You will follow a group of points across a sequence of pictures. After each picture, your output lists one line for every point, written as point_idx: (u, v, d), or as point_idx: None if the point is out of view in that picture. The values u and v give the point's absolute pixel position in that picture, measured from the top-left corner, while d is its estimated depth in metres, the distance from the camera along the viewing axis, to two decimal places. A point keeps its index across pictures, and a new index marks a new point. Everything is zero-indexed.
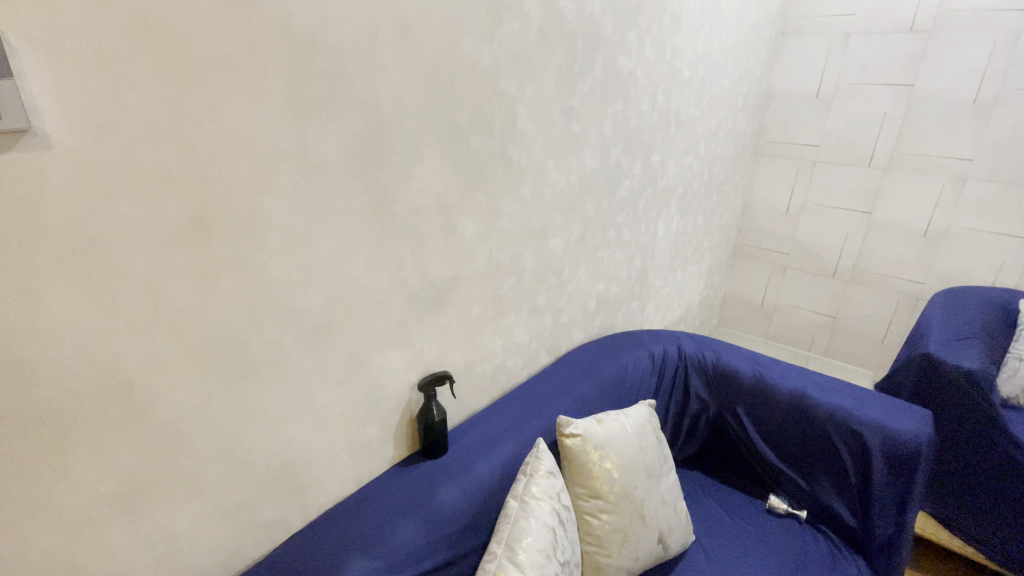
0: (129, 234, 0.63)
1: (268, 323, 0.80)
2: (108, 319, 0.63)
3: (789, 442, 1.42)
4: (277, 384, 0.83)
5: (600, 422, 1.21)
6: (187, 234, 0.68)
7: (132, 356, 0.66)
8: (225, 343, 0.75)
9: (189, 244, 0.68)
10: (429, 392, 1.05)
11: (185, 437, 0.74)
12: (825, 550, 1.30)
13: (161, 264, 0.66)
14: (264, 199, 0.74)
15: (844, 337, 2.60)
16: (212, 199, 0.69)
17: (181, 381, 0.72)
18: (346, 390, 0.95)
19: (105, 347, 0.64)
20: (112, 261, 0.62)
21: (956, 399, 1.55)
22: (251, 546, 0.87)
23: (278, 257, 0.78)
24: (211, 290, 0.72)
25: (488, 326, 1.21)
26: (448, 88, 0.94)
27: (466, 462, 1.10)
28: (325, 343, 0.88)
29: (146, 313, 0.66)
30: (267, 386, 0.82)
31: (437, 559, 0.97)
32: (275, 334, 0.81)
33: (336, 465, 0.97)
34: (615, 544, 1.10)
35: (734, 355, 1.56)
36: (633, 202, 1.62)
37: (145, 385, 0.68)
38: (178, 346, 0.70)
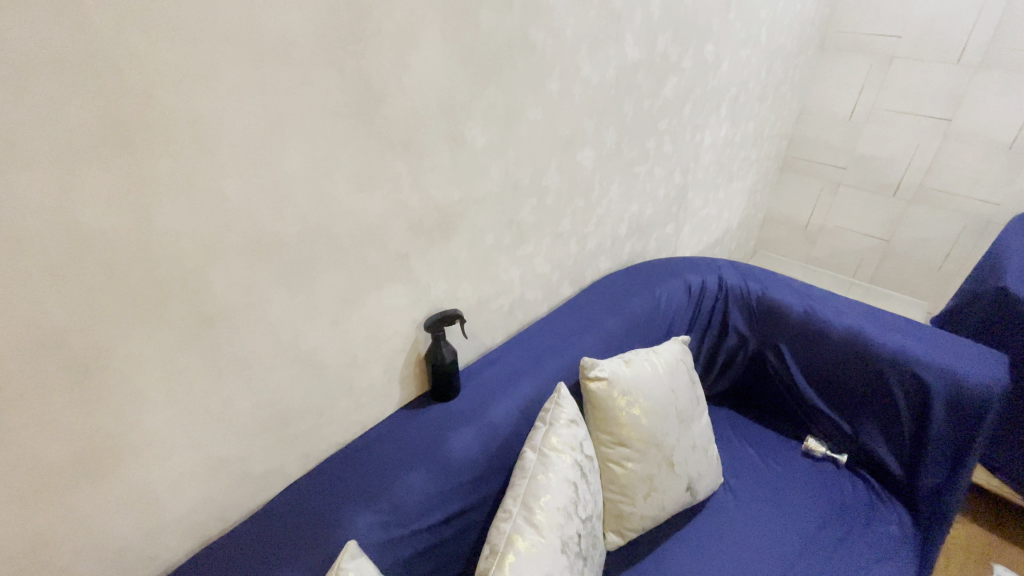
0: (21, 148, 0.47)
1: (234, 259, 0.65)
2: (18, 261, 0.49)
3: (836, 384, 1.28)
4: (253, 330, 0.71)
5: (627, 364, 1.08)
6: (105, 146, 0.51)
7: (60, 304, 0.53)
8: (181, 285, 0.62)
9: (110, 160, 0.52)
10: (438, 332, 0.93)
11: (146, 390, 0.63)
12: (864, 497, 1.22)
13: (75, 189, 0.51)
14: (206, 98, 0.56)
15: (895, 263, 2.37)
16: (132, 98, 0.52)
17: (130, 328, 0.59)
18: (341, 331, 0.82)
19: (21, 295, 0.50)
20: (4, 184, 0.47)
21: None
22: (246, 496, 0.81)
23: (236, 176, 0.62)
24: (151, 220, 0.57)
25: (505, 256, 1.05)
26: None
27: (480, 405, 0.99)
28: (311, 279, 0.74)
29: (69, 251, 0.52)
30: (241, 332, 0.70)
31: (449, 509, 0.89)
32: (244, 271, 0.67)
33: (335, 412, 0.88)
34: (640, 493, 1.02)
35: (782, 287, 1.38)
36: (678, 107, 1.37)
37: (85, 338, 0.56)
38: (118, 289, 0.57)
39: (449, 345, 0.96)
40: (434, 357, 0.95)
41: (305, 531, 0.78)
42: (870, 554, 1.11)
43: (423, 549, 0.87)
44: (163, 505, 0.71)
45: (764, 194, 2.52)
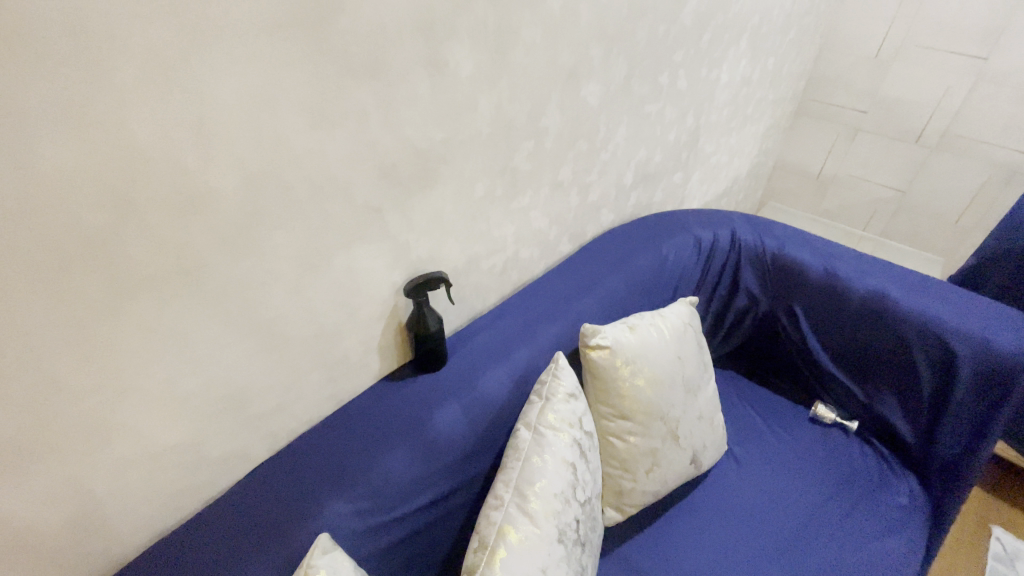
0: None
1: (157, 213, 0.52)
2: None
3: (854, 350, 1.19)
4: (193, 299, 0.59)
5: (632, 330, 0.98)
6: None
7: None
8: (89, 247, 0.49)
9: None
10: (422, 299, 0.82)
11: (58, 374, 0.52)
12: (874, 466, 1.17)
13: None
14: None
15: (908, 216, 2.25)
16: None
17: (23, 302, 0.47)
18: (305, 299, 0.70)
19: None
20: None
21: None
22: (204, 483, 0.72)
23: (146, 105, 0.48)
24: (34, 164, 0.44)
25: (497, 209, 0.92)
26: None
27: (469, 377, 0.89)
28: (262, 239, 0.62)
29: None
30: (178, 301, 0.58)
31: (435, 492, 0.81)
32: (171, 230, 0.54)
33: (304, 387, 0.78)
34: (642, 468, 0.94)
35: (801, 243, 1.26)
36: (696, 36, 1.19)
37: None
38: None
39: (434, 312, 0.85)
40: (417, 327, 0.84)
41: (272, 521, 0.70)
42: (876, 527, 1.07)
43: (407, 534, 0.80)
44: (103, 500, 0.62)
45: (775, 139, 2.33)
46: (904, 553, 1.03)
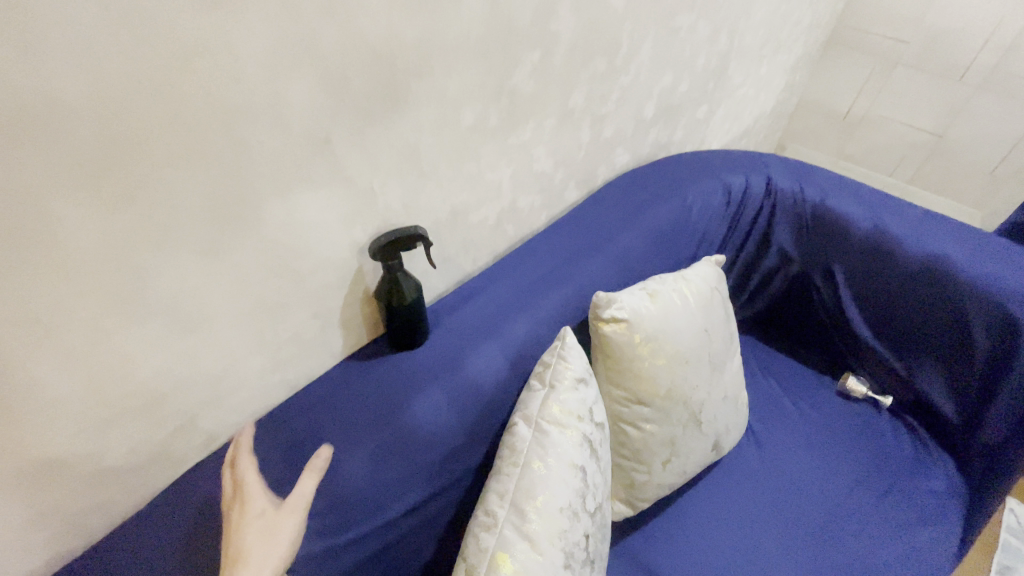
0: None
1: None
2: None
3: (897, 319, 1.04)
4: (55, 269, 0.41)
5: (653, 298, 0.81)
6: None
7: None
8: None
9: None
10: (394, 263, 0.64)
11: None
12: (907, 446, 1.06)
13: None
14: None
15: (945, 164, 1.97)
16: None
17: None
18: (231, 265, 0.52)
19: None
20: None
21: None
22: (121, 495, 0.57)
23: None
24: None
25: (491, 145, 0.72)
26: None
27: (455, 355, 0.73)
28: (151, 182, 0.43)
29: None
30: (29, 272, 0.40)
31: (415, 497, 0.67)
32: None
33: (245, 373, 0.61)
34: (658, 459, 0.81)
35: (847, 194, 1.07)
36: None
37: None
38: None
39: (411, 278, 0.67)
40: (390, 297, 0.66)
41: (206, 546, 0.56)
42: (910, 516, 0.96)
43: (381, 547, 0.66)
44: None
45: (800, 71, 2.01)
46: (939, 546, 0.93)
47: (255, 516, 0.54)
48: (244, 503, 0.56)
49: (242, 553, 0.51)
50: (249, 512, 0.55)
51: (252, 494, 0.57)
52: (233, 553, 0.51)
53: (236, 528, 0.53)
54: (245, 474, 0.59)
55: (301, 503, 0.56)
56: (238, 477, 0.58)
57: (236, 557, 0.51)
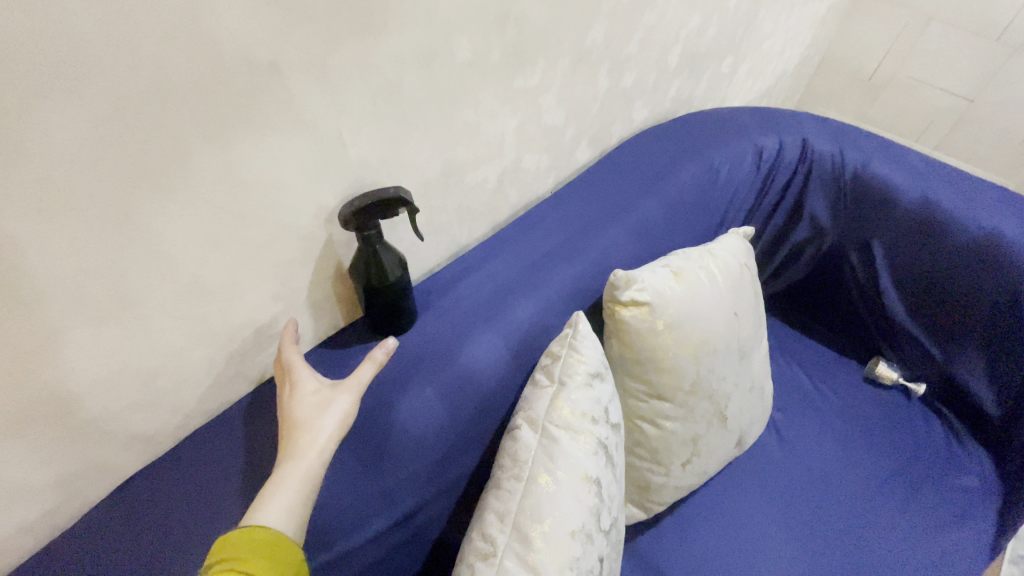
0: None
1: None
2: None
3: (939, 302, 0.93)
4: None
5: (678, 278, 0.69)
6: None
7: None
8: None
9: None
10: (372, 236, 0.52)
11: None
12: (940, 438, 0.97)
13: None
14: None
15: (998, 139, 1.57)
16: None
17: None
18: (155, 233, 0.41)
19: None
20: None
21: None
22: (40, 517, 0.47)
23: None
24: None
25: (489, 89, 0.59)
26: None
27: (448, 343, 0.62)
28: (22, 117, 0.31)
29: None
30: None
31: (400, 512, 0.56)
32: None
33: (191, 367, 0.50)
34: (678, 459, 0.71)
35: (894, 159, 0.94)
36: None
37: None
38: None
39: (394, 252, 0.55)
40: (370, 277, 0.55)
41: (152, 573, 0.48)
42: (945, 516, 0.88)
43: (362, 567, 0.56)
44: None
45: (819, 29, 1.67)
46: (977, 548, 0.85)
47: (305, 393, 0.50)
48: (292, 378, 0.51)
49: (295, 431, 0.48)
50: (300, 386, 0.51)
51: (299, 367, 0.52)
52: (288, 430, 0.49)
53: (288, 404, 0.50)
54: (290, 346, 0.53)
55: (355, 384, 0.52)
56: (283, 346, 0.53)
57: (290, 435, 0.48)
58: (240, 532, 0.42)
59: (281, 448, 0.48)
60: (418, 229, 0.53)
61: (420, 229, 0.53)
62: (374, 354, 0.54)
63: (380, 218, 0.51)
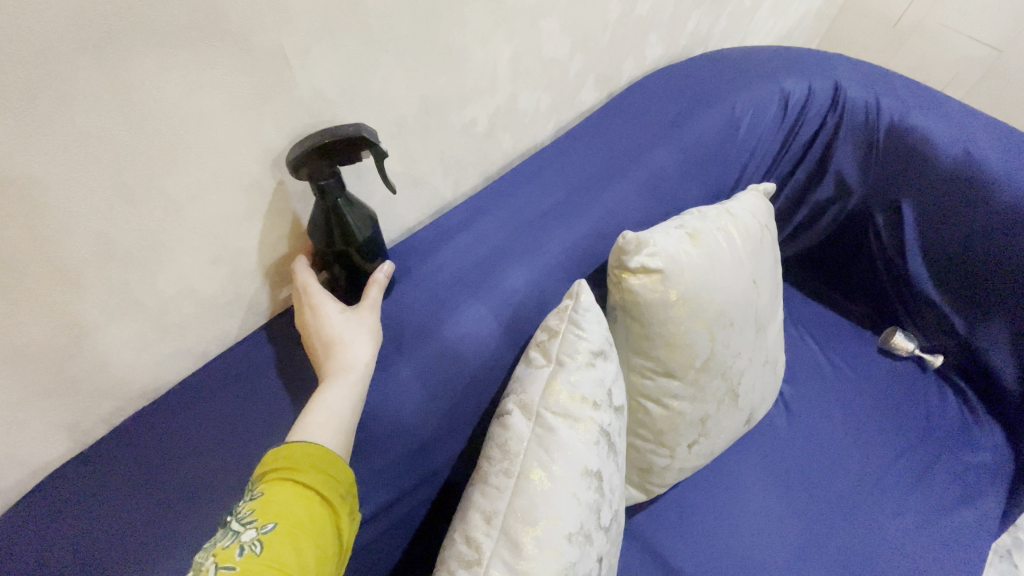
0: None
1: None
2: None
3: (971, 270, 0.85)
4: None
5: (694, 241, 0.60)
6: None
7: None
8: None
9: None
10: (333, 189, 0.42)
11: None
12: (954, 414, 0.92)
13: None
14: None
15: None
16: None
17: None
18: (26, 170, 0.31)
19: None
20: None
21: None
22: None
23: None
24: None
25: (476, 5, 0.48)
26: None
27: (429, 315, 0.54)
28: None
29: None
30: None
31: (374, 505, 0.49)
32: None
33: (117, 341, 0.42)
34: (683, 441, 0.65)
35: (935, 108, 0.84)
36: None
37: None
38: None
39: (360, 208, 0.46)
40: (335, 244, 0.46)
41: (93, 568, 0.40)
42: (955, 494, 0.83)
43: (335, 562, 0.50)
44: None
45: None
46: (985, 526, 0.81)
47: (331, 315, 0.46)
48: (313, 299, 0.47)
49: (332, 352, 0.45)
50: (324, 304, 0.46)
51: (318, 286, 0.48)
52: (323, 353, 0.45)
53: (316, 327, 0.46)
54: (304, 267, 0.48)
55: (371, 301, 0.49)
56: (299, 268, 0.48)
57: (328, 357, 0.45)
58: (292, 443, 0.38)
59: (321, 370, 0.44)
60: (389, 180, 0.43)
61: (391, 179, 0.43)
62: (377, 274, 0.50)
63: (340, 164, 0.41)
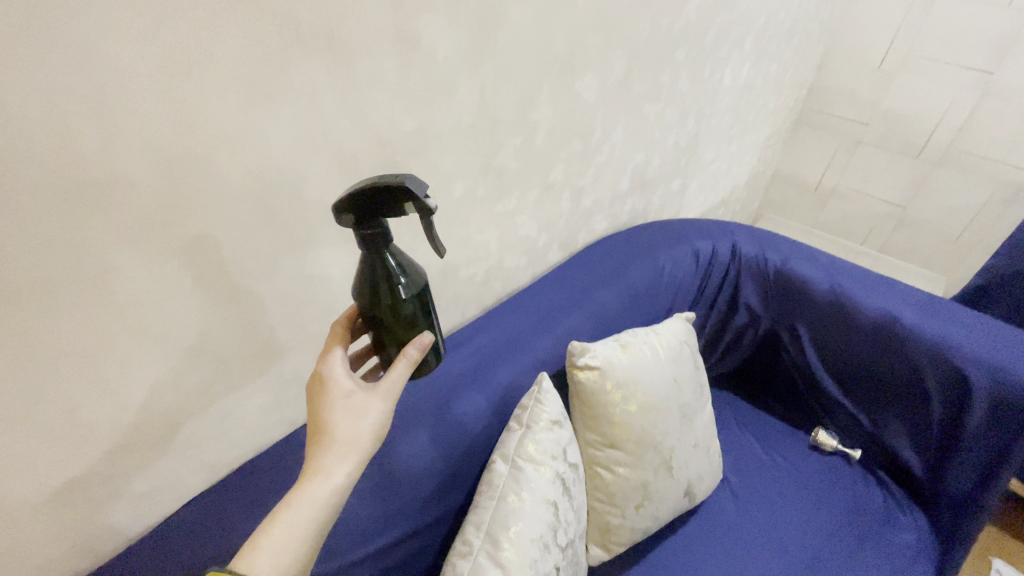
0: None
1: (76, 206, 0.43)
2: None
3: (860, 374, 1.11)
4: (121, 316, 0.50)
5: (625, 349, 0.89)
6: None
7: None
8: None
9: None
10: (378, 239, 0.51)
11: None
12: (879, 498, 1.09)
13: None
14: None
15: None
16: None
17: None
18: (251, 313, 0.61)
19: None
20: None
21: None
22: (127, 522, 0.62)
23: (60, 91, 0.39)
24: None
25: (480, 211, 0.83)
26: None
27: (442, 400, 0.80)
28: (206, 250, 0.53)
29: None
30: (104, 316, 0.49)
31: (396, 532, 0.71)
32: (99, 236, 0.46)
33: (249, 408, 0.68)
34: (632, 502, 0.85)
35: (804, 257, 1.18)
36: (702, 32, 1.12)
37: None
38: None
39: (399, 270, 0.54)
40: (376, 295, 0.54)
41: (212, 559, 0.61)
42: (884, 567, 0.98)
43: None
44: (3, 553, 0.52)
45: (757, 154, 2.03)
46: None
47: (345, 398, 0.54)
48: (333, 376, 0.55)
49: (331, 437, 0.52)
50: (336, 399, 0.54)
51: (339, 374, 0.55)
52: (325, 432, 0.52)
53: (327, 403, 0.53)
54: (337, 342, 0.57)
55: (385, 389, 0.55)
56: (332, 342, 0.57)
57: (327, 439, 0.52)
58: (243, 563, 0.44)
59: (315, 451, 0.52)
60: (438, 240, 0.50)
61: (441, 240, 0.50)
62: (408, 350, 0.56)
63: (383, 215, 0.49)
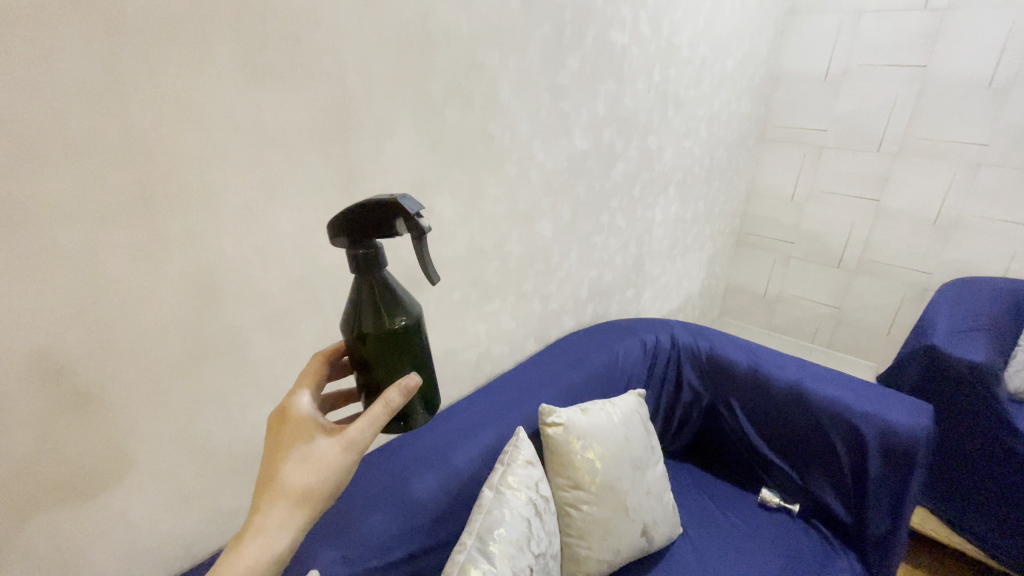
0: (96, 240, 0.61)
1: (240, 304, 0.77)
2: (100, 325, 0.63)
3: (784, 436, 1.37)
4: (247, 373, 0.81)
5: (584, 412, 1.16)
6: (145, 223, 0.64)
7: (113, 356, 0.65)
8: (192, 335, 0.73)
9: (159, 239, 0.66)
10: (370, 257, 0.66)
11: (165, 429, 0.73)
12: (818, 544, 1.28)
13: (124, 261, 0.64)
14: (233, 182, 0.71)
15: None
16: (193, 190, 0.67)
17: (168, 378, 0.72)
18: None
19: (96, 356, 0.64)
20: (95, 265, 0.61)
21: (948, 386, 1.47)
22: (217, 533, 0.86)
23: (251, 246, 0.76)
24: (183, 285, 0.70)
25: (472, 312, 1.18)
26: (422, 72, 0.90)
27: (444, 450, 1.06)
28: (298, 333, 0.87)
29: (127, 310, 0.65)
30: (238, 372, 0.80)
31: (410, 549, 0.93)
32: (248, 322, 0.79)
33: None
34: (595, 536, 1.08)
35: (728, 344, 1.50)
36: (628, 187, 1.57)
37: (117, 386, 0.67)
38: (114, 326, 0.65)
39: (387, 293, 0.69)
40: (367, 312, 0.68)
41: None
42: None
43: None
44: (144, 541, 0.77)
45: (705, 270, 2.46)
46: None
47: (306, 446, 0.66)
48: (301, 424, 0.68)
49: (286, 481, 0.65)
50: (297, 446, 0.66)
51: (307, 424, 0.68)
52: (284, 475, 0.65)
53: (291, 447, 0.66)
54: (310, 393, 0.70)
55: (338, 441, 0.67)
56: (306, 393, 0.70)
57: (283, 481, 0.65)
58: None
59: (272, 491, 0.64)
60: (430, 268, 0.62)
61: (432, 268, 0.62)
62: (392, 395, 0.67)
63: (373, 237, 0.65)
